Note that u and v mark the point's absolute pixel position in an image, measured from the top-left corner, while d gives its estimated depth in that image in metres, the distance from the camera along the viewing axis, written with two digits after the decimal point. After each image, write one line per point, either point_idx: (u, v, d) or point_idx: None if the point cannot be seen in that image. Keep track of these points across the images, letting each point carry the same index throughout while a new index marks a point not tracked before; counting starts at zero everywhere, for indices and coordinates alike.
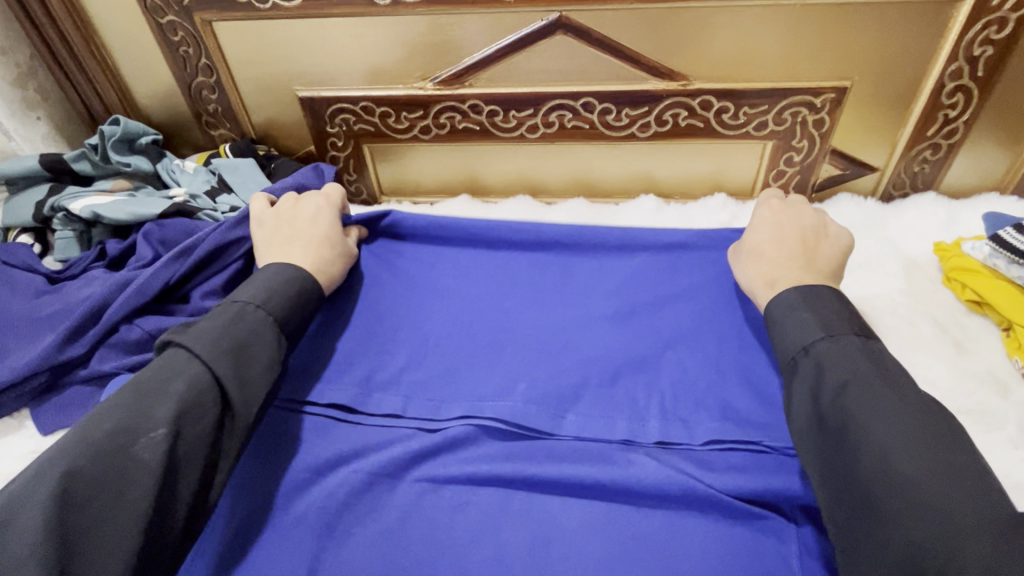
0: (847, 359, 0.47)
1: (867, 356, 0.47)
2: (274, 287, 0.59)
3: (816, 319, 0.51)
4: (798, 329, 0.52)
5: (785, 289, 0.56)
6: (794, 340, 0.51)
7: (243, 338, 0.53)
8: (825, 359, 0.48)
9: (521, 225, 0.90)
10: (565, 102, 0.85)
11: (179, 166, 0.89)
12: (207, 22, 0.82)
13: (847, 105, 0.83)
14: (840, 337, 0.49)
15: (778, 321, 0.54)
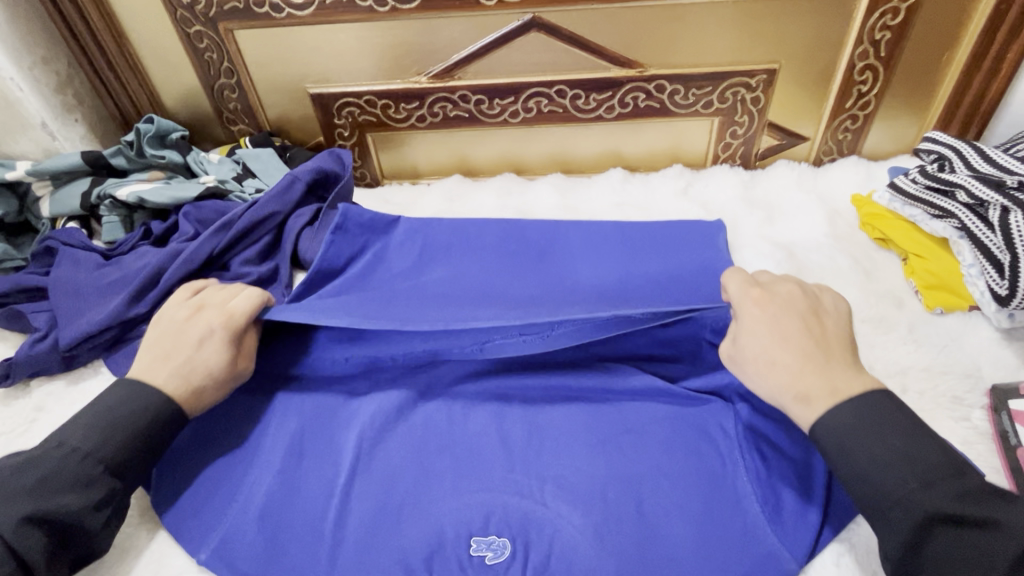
0: (953, 524, 0.45)
1: (969, 517, 0.45)
2: (112, 422, 0.56)
3: (896, 463, 0.48)
4: (881, 480, 0.48)
5: (836, 408, 0.52)
6: (882, 492, 0.48)
7: (67, 483, 0.52)
8: (921, 520, 0.46)
9: (508, 198, 1.04)
10: (541, 90, 0.99)
11: (206, 158, 1.02)
12: (230, 30, 0.95)
13: (778, 84, 0.99)
14: (931, 485, 0.47)
15: (849, 460, 0.50)
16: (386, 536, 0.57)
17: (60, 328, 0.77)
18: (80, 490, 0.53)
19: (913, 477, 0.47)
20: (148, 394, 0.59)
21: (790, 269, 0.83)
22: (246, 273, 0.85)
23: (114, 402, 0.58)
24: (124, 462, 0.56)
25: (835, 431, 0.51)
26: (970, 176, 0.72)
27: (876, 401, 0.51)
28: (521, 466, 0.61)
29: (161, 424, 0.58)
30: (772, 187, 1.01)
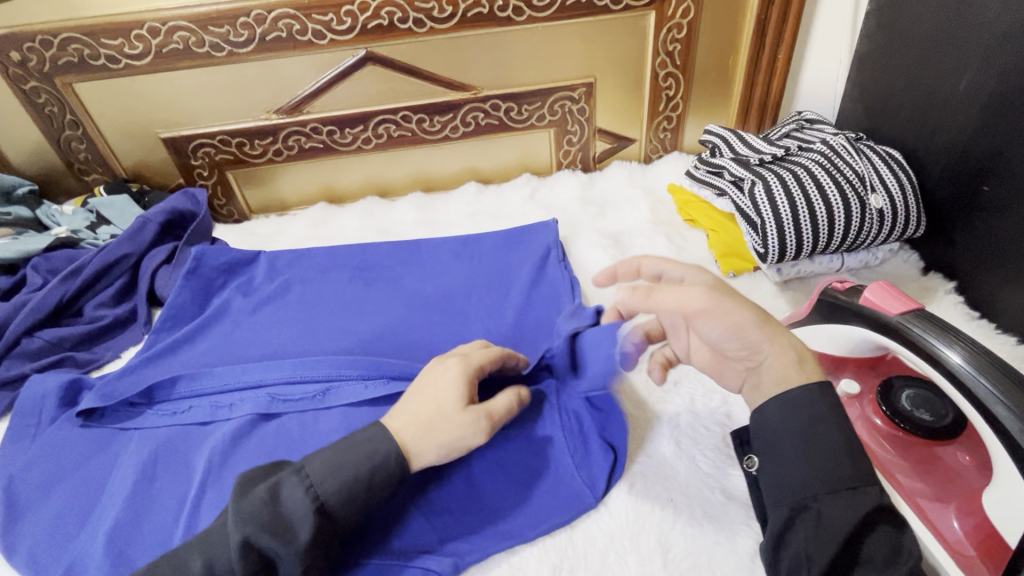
0: (887, 521, 0.45)
1: (895, 517, 0.46)
2: (336, 457, 0.54)
3: (859, 453, 0.48)
4: (831, 458, 0.48)
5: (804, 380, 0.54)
6: (833, 476, 0.47)
7: (256, 514, 0.51)
8: (868, 513, 0.45)
9: (371, 218, 1.11)
10: (387, 117, 1.08)
11: (57, 210, 1.02)
12: (68, 84, 0.97)
13: (598, 95, 1.12)
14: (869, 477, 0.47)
15: (800, 443, 0.49)
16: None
17: None
18: (286, 527, 0.51)
19: (860, 464, 0.47)
20: (378, 438, 0.56)
21: (615, 254, 0.95)
22: (100, 316, 0.87)
23: (348, 442, 0.56)
24: (344, 503, 0.53)
25: (770, 412, 0.51)
26: (731, 159, 0.87)
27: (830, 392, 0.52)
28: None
29: (386, 471, 0.55)
30: (607, 184, 1.14)
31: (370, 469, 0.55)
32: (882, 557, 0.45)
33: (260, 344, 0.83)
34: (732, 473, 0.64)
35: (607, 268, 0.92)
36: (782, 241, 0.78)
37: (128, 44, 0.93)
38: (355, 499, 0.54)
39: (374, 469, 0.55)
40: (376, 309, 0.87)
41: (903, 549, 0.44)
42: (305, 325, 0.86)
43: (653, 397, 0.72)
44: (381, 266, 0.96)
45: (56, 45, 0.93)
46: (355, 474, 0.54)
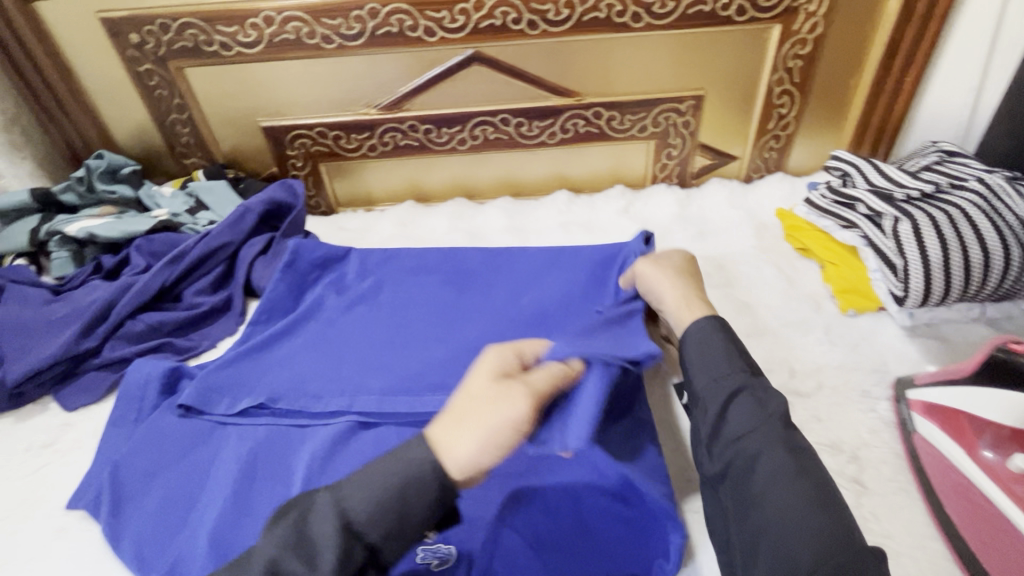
0: (751, 395, 0.57)
1: (758, 385, 0.57)
2: (365, 477, 0.48)
3: (731, 353, 0.61)
4: (711, 360, 0.61)
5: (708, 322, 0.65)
6: (719, 369, 0.60)
7: (310, 531, 0.46)
8: (727, 395, 0.57)
9: (460, 221, 1.08)
10: (486, 118, 1.05)
11: (157, 192, 1.03)
12: (180, 68, 0.97)
13: (706, 109, 1.07)
14: (740, 370, 0.59)
15: (698, 355, 0.62)
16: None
17: (8, 364, 0.76)
18: (312, 550, 0.46)
19: (749, 366, 0.60)
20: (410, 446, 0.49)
21: (720, 280, 0.89)
22: (199, 303, 0.87)
23: (380, 459, 0.49)
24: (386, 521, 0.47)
25: (692, 339, 0.63)
26: (868, 191, 0.80)
27: (725, 324, 0.65)
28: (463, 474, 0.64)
29: (424, 485, 0.48)
30: (706, 203, 1.08)
31: (404, 483, 0.48)
32: (751, 413, 0.55)
33: (354, 348, 0.81)
34: (871, 540, 0.57)
35: (713, 294, 0.87)
36: (926, 286, 0.72)
37: (242, 32, 0.93)
38: (389, 518, 0.47)
39: (413, 485, 0.48)
40: (471, 318, 0.85)
41: (772, 407, 0.55)
42: (399, 329, 0.84)
43: None
44: (475, 274, 0.92)
45: (173, 29, 0.93)
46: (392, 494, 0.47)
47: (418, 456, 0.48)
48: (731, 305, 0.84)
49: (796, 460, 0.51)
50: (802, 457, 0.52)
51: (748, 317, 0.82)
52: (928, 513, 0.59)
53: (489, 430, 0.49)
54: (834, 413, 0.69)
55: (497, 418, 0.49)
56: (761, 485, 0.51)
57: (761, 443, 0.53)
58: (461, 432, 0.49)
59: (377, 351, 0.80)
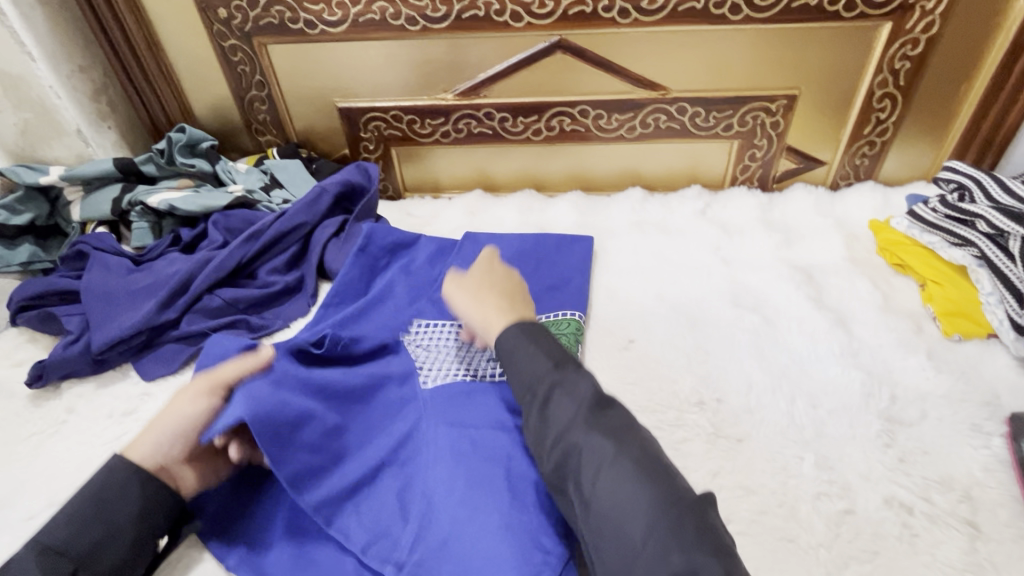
0: (564, 390, 0.54)
1: (571, 377, 0.55)
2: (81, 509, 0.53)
3: (536, 350, 0.57)
4: (514, 357, 0.58)
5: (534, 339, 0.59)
6: (540, 362, 0.56)
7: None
8: (544, 392, 0.54)
9: (529, 214, 1.06)
10: (564, 109, 1.02)
11: (233, 167, 1.04)
12: (264, 44, 0.97)
13: (798, 110, 1.01)
14: (562, 369, 0.56)
15: (507, 357, 0.58)
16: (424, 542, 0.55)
17: (93, 330, 0.77)
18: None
19: (554, 356, 0.57)
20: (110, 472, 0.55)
21: (809, 291, 0.84)
22: (273, 282, 0.86)
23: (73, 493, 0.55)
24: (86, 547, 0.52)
25: (505, 339, 0.59)
26: (989, 207, 0.73)
27: (537, 325, 0.60)
28: (486, 471, 0.59)
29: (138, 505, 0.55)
30: (790, 209, 1.03)
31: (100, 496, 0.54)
32: (567, 410, 0.53)
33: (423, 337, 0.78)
34: None
35: (801, 306, 0.82)
36: None
37: (328, 10, 0.92)
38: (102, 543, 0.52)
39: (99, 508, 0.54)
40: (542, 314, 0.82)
41: (580, 398, 0.53)
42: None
43: (875, 473, 0.62)
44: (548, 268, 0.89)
45: (261, 5, 0.93)
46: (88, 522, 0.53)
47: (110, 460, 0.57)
48: (824, 319, 0.79)
49: (628, 444, 0.50)
50: (637, 434, 0.51)
51: (843, 334, 0.77)
52: None
53: (178, 417, 0.60)
54: (941, 445, 0.64)
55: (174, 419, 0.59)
56: (600, 479, 0.48)
57: (579, 434, 0.51)
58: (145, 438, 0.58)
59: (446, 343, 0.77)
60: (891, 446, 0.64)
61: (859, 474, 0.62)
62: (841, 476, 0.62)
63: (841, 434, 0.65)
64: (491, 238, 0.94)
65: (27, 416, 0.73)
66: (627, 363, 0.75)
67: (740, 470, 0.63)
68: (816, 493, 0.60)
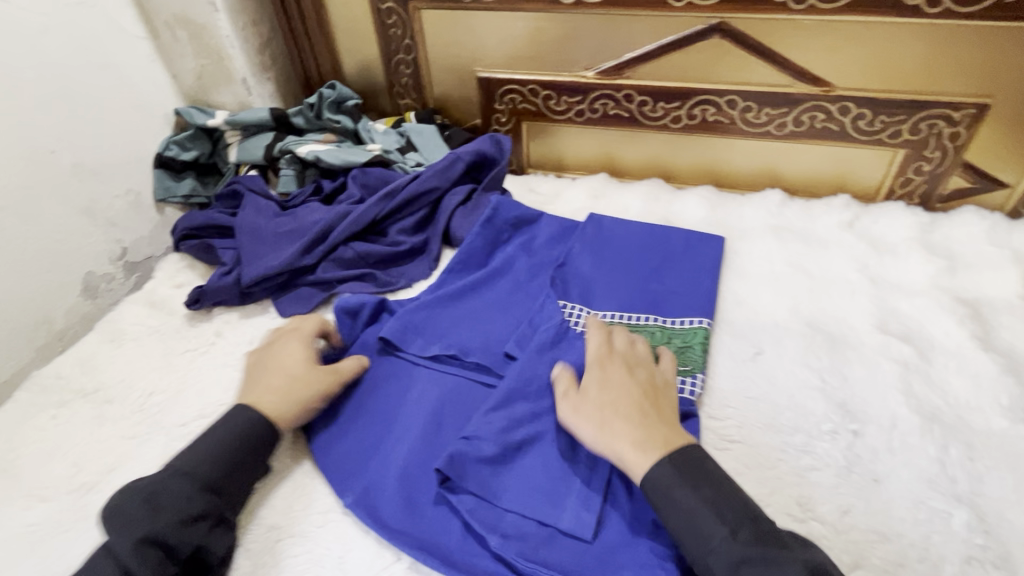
0: (758, 563, 0.46)
1: (774, 553, 0.46)
2: (203, 442, 0.57)
3: (709, 508, 0.50)
4: (679, 514, 0.51)
5: (667, 466, 0.53)
6: (718, 515, 0.49)
7: (134, 514, 0.51)
8: (733, 564, 0.47)
9: (655, 204, 1.01)
10: (711, 98, 0.96)
11: (373, 127, 1.09)
12: (418, 9, 1.00)
13: (987, 122, 0.88)
14: (739, 535, 0.48)
15: (679, 511, 0.51)
16: (547, 525, 0.57)
17: (243, 265, 0.84)
18: (176, 508, 0.52)
19: (738, 516, 0.49)
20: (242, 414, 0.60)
21: (974, 329, 0.75)
22: (400, 242, 0.90)
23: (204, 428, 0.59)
24: (221, 481, 0.56)
25: (661, 477, 0.52)
26: None
27: (686, 457, 0.53)
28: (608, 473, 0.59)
29: (257, 438, 0.60)
30: (957, 233, 0.91)
31: (218, 431, 0.59)
32: None
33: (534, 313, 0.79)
34: None
35: (962, 345, 0.73)
36: None
37: None
38: (235, 475, 0.57)
39: (248, 443, 0.59)
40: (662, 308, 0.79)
41: None
42: (586, 306, 0.80)
43: None
44: (671, 259, 0.85)
45: None
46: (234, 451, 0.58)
47: (243, 406, 0.61)
48: (993, 363, 0.70)
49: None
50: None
51: (1014, 384, 0.68)
52: None
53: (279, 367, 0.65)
54: None
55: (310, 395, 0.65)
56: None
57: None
58: (269, 376, 0.65)
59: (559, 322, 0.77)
60: None
61: None
62: (999, 543, 0.55)
63: (1001, 495, 0.58)
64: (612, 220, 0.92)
65: (184, 333, 0.81)
66: (752, 376, 0.71)
67: (875, 513, 0.57)
68: (965, 556, 0.54)
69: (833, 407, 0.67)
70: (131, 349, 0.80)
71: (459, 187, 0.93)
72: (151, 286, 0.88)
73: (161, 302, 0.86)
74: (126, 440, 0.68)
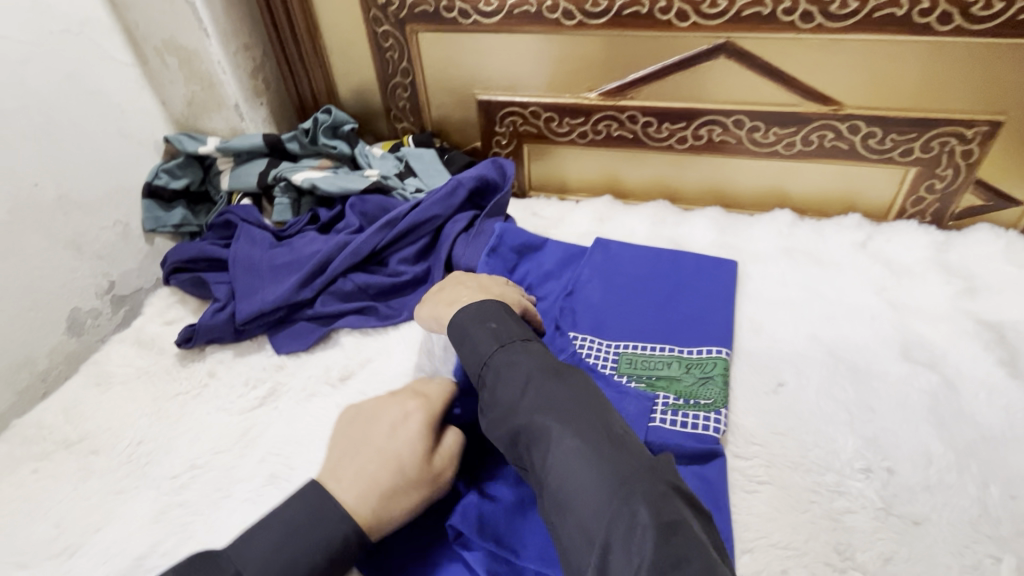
0: (591, 448, 0.45)
1: (609, 442, 0.46)
2: (280, 536, 0.47)
3: (558, 394, 0.50)
4: (531, 402, 0.50)
5: (524, 356, 0.54)
6: (496, 350, 0.56)
7: None
8: (568, 448, 0.45)
9: (663, 227, 0.99)
10: (717, 118, 0.94)
11: (370, 151, 1.06)
12: (415, 32, 0.97)
13: (1000, 139, 0.86)
14: (557, 370, 0.53)
15: (457, 336, 0.61)
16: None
17: (238, 301, 0.80)
18: None
19: (509, 338, 0.57)
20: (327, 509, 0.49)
21: (1001, 355, 0.72)
22: (402, 272, 0.86)
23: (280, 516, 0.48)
24: None
25: (458, 324, 0.61)
26: None
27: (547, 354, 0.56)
28: None
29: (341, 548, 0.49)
30: (973, 253, 0.89)
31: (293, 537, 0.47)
32: (592, 474, 0.43)
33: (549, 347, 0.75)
34: None
35: (990, 372, 0.70)
36: None
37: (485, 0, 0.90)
38: None
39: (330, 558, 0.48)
40: (677, 337, 0.75)
41: (616, 465, 0.44)
42: (595, 335, 0.77)
43: None
44: (685, 286, 0.82)
45: None
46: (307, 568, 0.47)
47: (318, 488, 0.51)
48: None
49: (577, 416, 0.48)
50: (595, 399, 0.50)
51: None
52: None
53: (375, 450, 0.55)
54: None
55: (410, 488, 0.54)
56: (552, 464, 0.46)
57: (539, 421, 0.49)
58: (366, 465, 0.54)
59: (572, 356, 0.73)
60: None
61: None
62: None
63: None
64: (625, 245, 0.89)
65: (175, 374, 0.77)
66: (776, 409, 0.68)
67: (919, 559, 0.54)
68: None
69: (863, 443, 0.63)
70: (118, 393, 0.75)
71: (461, 213, 0.90)
72: (139, 324, 0.84)
73: (151, 340, 0.82)
74: (113, 496, 0.64)
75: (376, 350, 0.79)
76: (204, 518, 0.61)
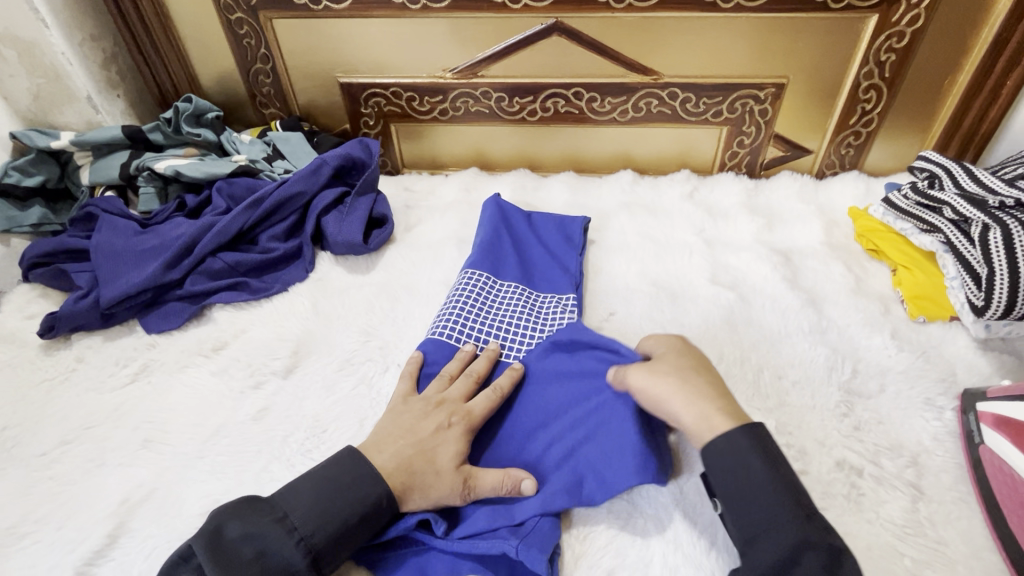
0: None
1: None
2: (324, 497, 0.53)
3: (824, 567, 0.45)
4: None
5: (756, 466, 0.50)
6: (763, 524, 0.48)
7: (229, 559, 0.49)
8: None
9: (523, 191, 1.09)
10: (559, 91, 1.05)
11: (238, 138, 1.08)
12: (269, 19, 1.01)
13: (786, 98, 1.03)
14: (782, 500, 0.48)
15: (725, 484, 0.50)
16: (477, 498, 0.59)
17: (102, 286, 0.82)
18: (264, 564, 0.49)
19: (769, 473, 0.49)
20: (367, 478, 0.55)
21: (785, 272, 0.88)
22: (272, 248, 0.90)
23: (332, 479, 0.55)
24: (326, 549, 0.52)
25: (717, 456, 0.51)
26: (957, 195, 0.77)
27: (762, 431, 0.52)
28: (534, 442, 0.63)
29: (377, 514, 0.54)
30: (775, 196, 1.06)
31: (343, 499, 0.54)
32: None
33: (455, 291, 0.79)
34: (926, 544, 0.57)
35: (775, 286, 0.86)
36: (1010, 298, 0.69)
37: None
38: (343, 545, 0.53)
39: (364, 518, 0.54)
40: (573, 277, 0.83)
41: None
42: (495, 277, 0.82)
43: (831, 439, 0.66)
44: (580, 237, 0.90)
45: None
46: (342, 526, 0.52)
47: (358, 456, 0.57)
48: (798, 298, 0.83)
49: None
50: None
51: (814, 314, 0.81)
52: (993, 537, 0.58)
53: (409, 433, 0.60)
54: (895, 416, 0.69)
55: (430, 490, 0.56)
56: None
57: None
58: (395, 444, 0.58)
59: (475, 296, 0.78)
60: (848, 415, 0.69)
61: (818, 440, 0.66)
62: (800, 442, 0.66)
63: (802, 404, 0.70)
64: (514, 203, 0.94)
65: (39, 364, 0.77)
66: (607, 332, 0.80)
67: None
68: None
69: None
70: None
71: (326, 191, 0.95)
72: None
73: (11, 335, 0.81)
74: None
75: (249, 321, 0.83)
76: (78, 487, 0.63)
